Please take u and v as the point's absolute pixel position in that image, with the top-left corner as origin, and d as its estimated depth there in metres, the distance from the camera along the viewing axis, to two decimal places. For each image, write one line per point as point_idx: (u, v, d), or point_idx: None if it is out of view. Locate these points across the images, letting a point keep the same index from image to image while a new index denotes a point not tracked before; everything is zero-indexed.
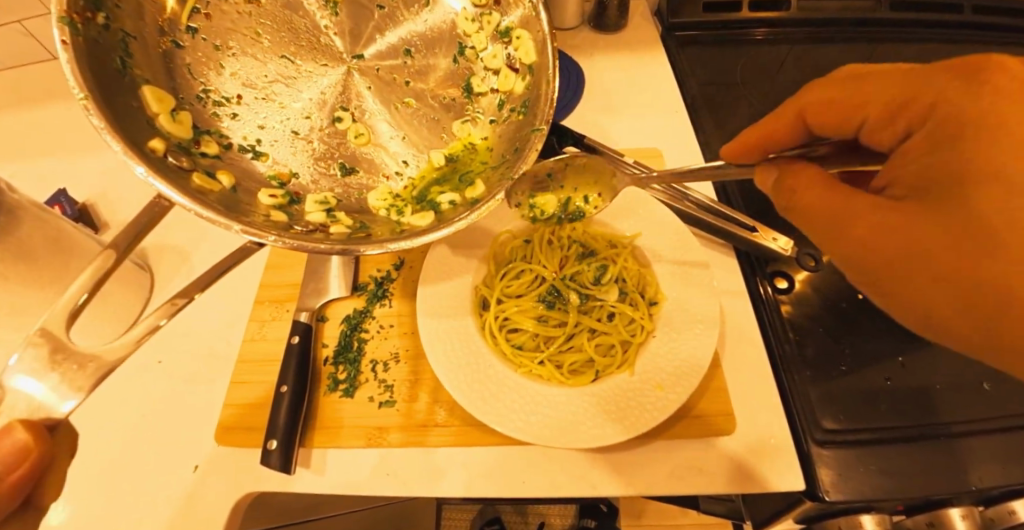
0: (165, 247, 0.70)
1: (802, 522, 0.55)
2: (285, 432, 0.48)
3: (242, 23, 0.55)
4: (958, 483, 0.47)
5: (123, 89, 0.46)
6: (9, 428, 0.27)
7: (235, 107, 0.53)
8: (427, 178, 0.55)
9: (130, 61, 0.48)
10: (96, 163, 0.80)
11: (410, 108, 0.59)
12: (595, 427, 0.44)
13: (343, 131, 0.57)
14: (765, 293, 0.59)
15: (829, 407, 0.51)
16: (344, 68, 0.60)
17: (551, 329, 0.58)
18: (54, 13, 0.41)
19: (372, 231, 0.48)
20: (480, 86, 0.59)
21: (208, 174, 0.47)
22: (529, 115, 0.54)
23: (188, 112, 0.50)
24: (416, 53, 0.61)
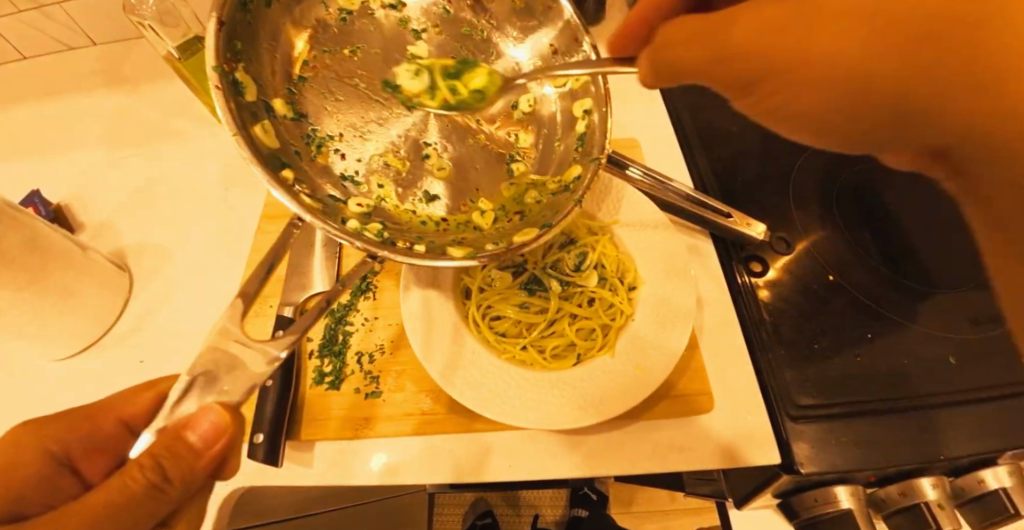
0: (146, 247, 0.70)
1: (780, 495, 0.58)
2: (272, 426, 0.48)
3: (345, 68, 0.55)
4: (928, 454, 0.49)
5: (255, 131, 0.47)
6: (205, 411, 0.30)
7: (339, 146, 0.53)
8: (498, 206, 0.54)
9: (261, 102, 0.49)
10: (68, 164, 0.78)
11: (480, 143, 0.57)
12: (576, 408, 0.45)
13: (427, 165, 0.55)
14: (742, 280, 0.61)
15: (805, 385, 0.53)
16: (422, 108, 0.56)
17: (532, 315, 0.58)
18: (210, 65, 0.45)
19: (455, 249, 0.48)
20: (540, 124, 0.59)
21: (331, 202, 0.49)
22: (586, 150, 0.53)
23: (298, 146, 0.51)
24: (490, 92, 0.58)
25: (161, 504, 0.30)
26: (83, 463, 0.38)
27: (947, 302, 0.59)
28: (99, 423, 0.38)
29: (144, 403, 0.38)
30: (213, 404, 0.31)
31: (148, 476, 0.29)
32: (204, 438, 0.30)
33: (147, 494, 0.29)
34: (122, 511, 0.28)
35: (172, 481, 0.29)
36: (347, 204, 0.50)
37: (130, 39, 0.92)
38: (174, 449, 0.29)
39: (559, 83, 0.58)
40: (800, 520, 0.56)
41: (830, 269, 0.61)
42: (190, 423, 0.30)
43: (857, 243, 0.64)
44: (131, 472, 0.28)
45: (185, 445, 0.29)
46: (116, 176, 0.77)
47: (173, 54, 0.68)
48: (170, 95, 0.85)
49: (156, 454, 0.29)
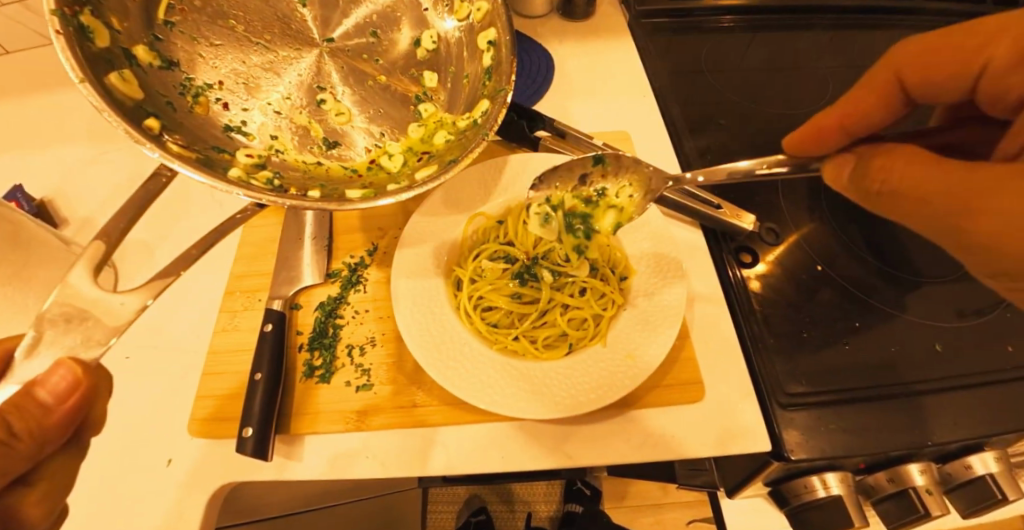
0: (129, 242, 0.68)
1: (772, 484, 0.58)
2: (261, 420, 0.47)
3: (217, 15, 0.56)
4: (915, 438, 0.50)
5: (112, 80, 0.45)
6: (56, 365, 0.29)
7: (221, 96, 0.54)
8: (404, 145, 0.56)
9: (116, 49, 0.48)
10: (51, 159, 0.77)
11: (380, 84, 0.60)
12: (569, 396, 0.46)
13: (325, 110, 0.57)
14: (733, 272, 0.61)
15: (794, 373, 0.54)
16: (317, 51, 0.60)
17: (523, 306, 0.59)
18: (47, 6, 0.43)
19: (346, 190, 0.49)
20: (443, 61, 0.62)
21: (216, 152, 0.49)
22: (494, 82, 0.56)
23: (171, 99, 0.50)
24: (382, 32, 0.62)
25: (12, 461, 0.28)
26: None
27: (931, 290, 0.60)
28: None
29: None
30: (66, 361, 0.30)
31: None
32: (57, 393, 0.29)
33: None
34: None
35: (20, 437, 0.28)
36: (230, 152, 0.50)
37: None
38: (21, 405, 0.28)
39: (461, 15, 0.62)
40: (790, 507, 0.56)
41: (818, 259, 0.62)
42: (38, 380, 0.29)
43: (844, 234, 0.64)
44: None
45: (35, 401, 0.28)
46: (100, 170, 0.75)
47: None
48: None
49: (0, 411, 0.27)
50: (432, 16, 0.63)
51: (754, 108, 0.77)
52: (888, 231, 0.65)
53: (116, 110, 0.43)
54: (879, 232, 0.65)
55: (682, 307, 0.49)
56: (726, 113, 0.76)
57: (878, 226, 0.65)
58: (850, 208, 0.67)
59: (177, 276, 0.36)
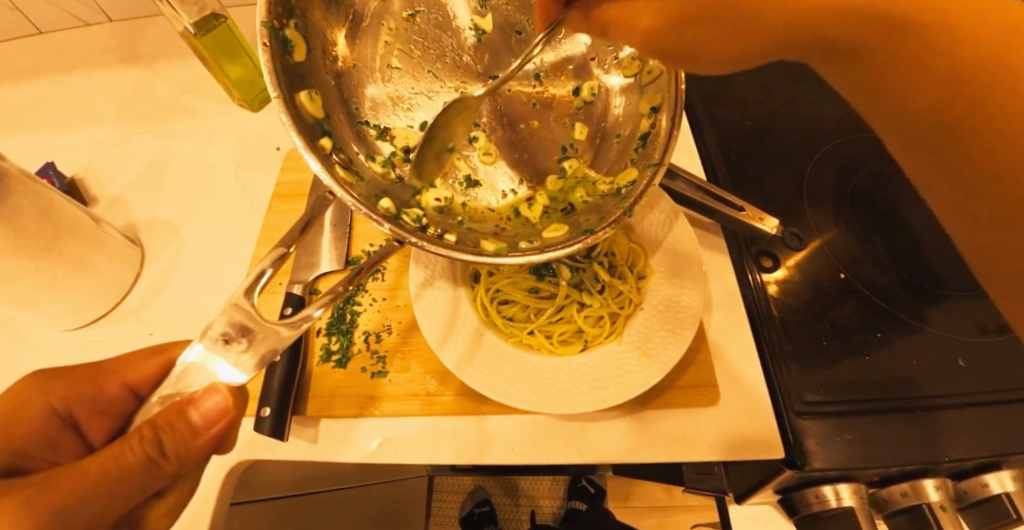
0: (157, 222, 0.70)
1: (781, 491, 0.58)
2: (278, 400, 0.49)
3: (397, 38, 0.53)
4: (933, 454, 0.49)
5: (301, 96, 0.43)
6: (214, 389, 0.29)
7: (380, 122, 0.51)
8: (544, 198, 0.50)
9: (309, 62, 0.45)
10: (81, 138, 0.79)
11: (533, 130, 0.55)
12: (583, 394, 0.46)
13: (473, 149, 0.54)
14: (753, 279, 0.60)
15: (812, 381, 0.53)
16: (479, 84, 0.54)
17: (540, 301, 0.58)
18: (259, 17, 0.40)
19: (483, 239, 0.45)
20: (608, 116, 0.53)
21: (372, 174, 0.47)
22: (646, 151, 0.46)
23: (345, 116, 0.48)
24: (546, 77, 0.56)
25: (156, 478, 0.29)
26: (85, 426, 0.38)
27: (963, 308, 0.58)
28: (102, 386, 0.38)
29: (151, 368, 0.38)
30: (220, 386, 0.29)
31: (146, 450, 0.28)
32: (206, 418, 0.28)
33: (143, 467, 0.28)
34: (115, 485, 0.28)
35: (168, 458, 0.29)
36: (387, 180, 0.47)
37: (144, 17, 0.91)
38: (173, 424, 0.28)
39: (629, 73, 0.52)
40: (800, 515, 0.56)
41: (840, 266, 0.61)
42: (195, 400, 0.29)
43: (870, 241, 0.62)
44: (132, 441, 0.28)
45: (188, 423, 0.28)
46: (129, 151, 0.77)
47: (189, 31, 0.68)
48: (182, 73, 0.85)
49: (157, 427, 0.28)
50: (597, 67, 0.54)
51: (782, 109, 0.75)
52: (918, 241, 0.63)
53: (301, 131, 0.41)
54: (908, 240, 0.63)
55: (701, 309, 0.48)
56: (753, 114, 0.75)
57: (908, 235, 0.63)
58: (878, 215, 0.65)
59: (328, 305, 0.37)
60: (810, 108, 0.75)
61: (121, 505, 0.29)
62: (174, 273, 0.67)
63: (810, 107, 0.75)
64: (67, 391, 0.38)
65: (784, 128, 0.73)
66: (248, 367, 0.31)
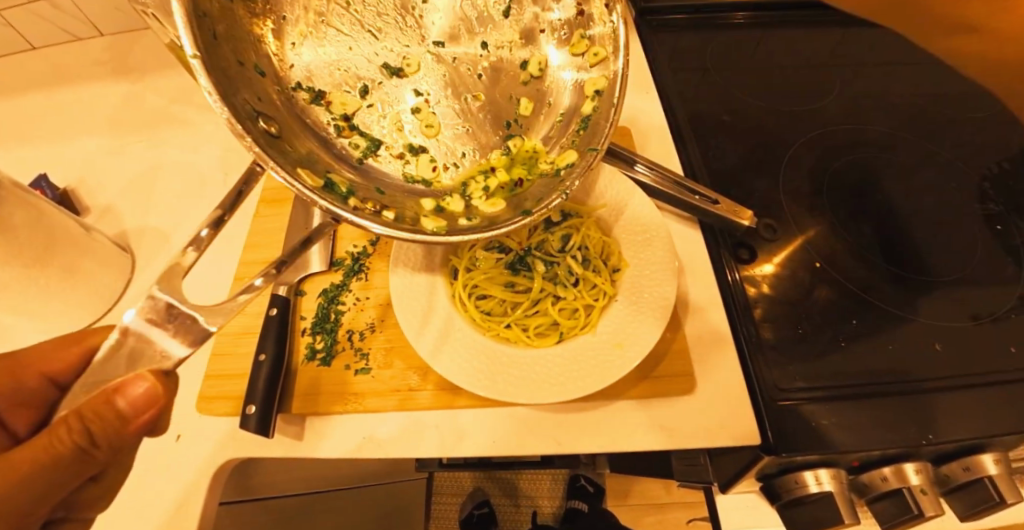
0: (147, 230, 0.72)
1: (762, 479, 0.58)
2: (264, 398, 0.50)
3: None
4: (907, 437, 0.49)
5: (222, 60, 0.43)
6: (141, 377, 0.29)
7: (312, 84, 0.51)
8: (493, 172, 0.53)
9: (230, 25, 0.45)
10: (73, 150, 0.81)
11: (476, 103, 0.55)
12: (557, 384, 0.47)
13: (414, 121, 0.54)
14: (732, 276, 0.61)
15: (787, 368, 0.54)
16: (423, 52, 0.55)
17: (517, 295, 0.59)
18: None
19: (422, 218, 0.48)
20: (548, 88, 0.56)
21: (308, 150, 0.48)
22: (588, 135, 0.49)
23: (278, 86, 0.49)
24: (492, 46, 0.56)
25: (90, 464, 0.31)
26: (7, 418, 0.38)
27: (942, 294, 0.59)
28: (22, 377, 0.38)
29: (69, 359, 0.37)
30: (148, 372, 0.29)
31: (74, 440, 0.29)
32: (134, 406, 0.29)
33: (73, 456, 0.30)
34: (56, 468, 0.30)
35: (98, 446, 0.30)
36: (321, 152, 0.49)
37: (137, 30, 0.94)
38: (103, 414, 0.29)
39: (576, 52, 0.54)
40: (781, 502, 0.56)
41: (817, 257, 0.61)
42: (121, 388, 0.29)
43: (847, 233, 0.63)
44: (59, 432, 0.29)
45: (115, 411, 0.29)
46: (120, 161, 0.79)
47: (176, 43, 0.69)
48: (172, 85, 0.87)
49: (84, 418, 0.29)
50: (545, 40, 0.55)
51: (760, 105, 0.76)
52: (894, 229, 0.64)
53: (228, 99, 0.41)
54: (884, 229, 0.64)
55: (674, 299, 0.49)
56: (730, 109, 0.76)
57: (883, 223, 0.64)
58: (854, 204, 0.66)
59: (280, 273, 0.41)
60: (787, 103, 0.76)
61: (63, 482, 0.31)
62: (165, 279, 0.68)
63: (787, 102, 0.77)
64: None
65: (759, 124, 0.74)
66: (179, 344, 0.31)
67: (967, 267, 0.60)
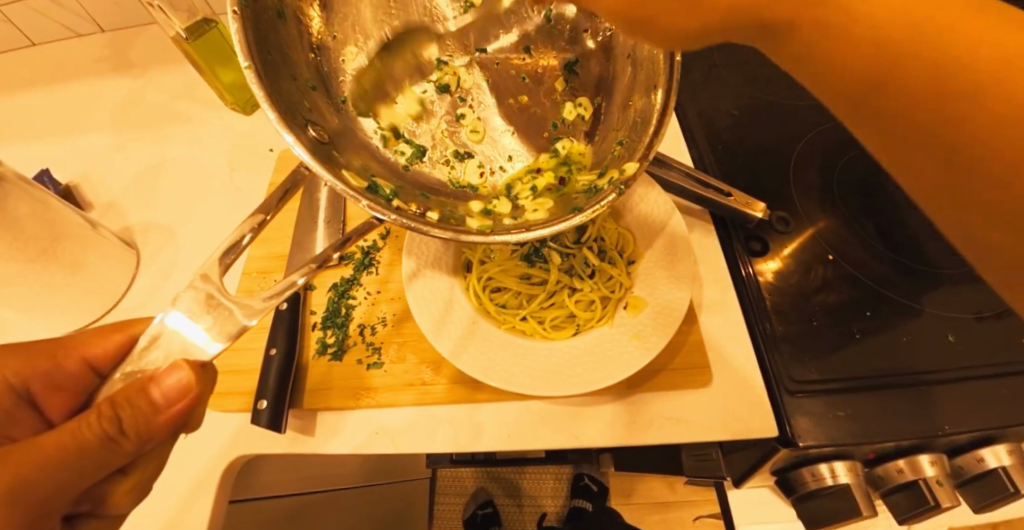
0: (152, 226, 0.71)
1: (776, 472, 0.58)
2: (275, 393, 0.49)
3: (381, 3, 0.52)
4: (926, 428, 0.49)
5: (274, 65, 0.42)
6: (175, 366, 0.29)
7: (361, 97, 0.52)
8: (539, 174, 0.52)
9: (284, 30, 0.45)
10: (76, 146, 0.80)
11: (522, 105, 0.56)
12: (575, 375, 0.46)
13: (461, 125, 0.56)
14: (746, 271, 0.61)
15: (804, 360, 0.53)
16: (468, 60, 0.57)
17: (532, 287, 0.59)
18: None
19: (465, 220, 0.46)
20: (597, 86, 0.53)
21: (352, 152, 0.47)
22: (629, 141, 0.46)
23: (326, 91, 0.49)
24: (535, 50, 0.56)
25: (117, 456, 0.29)
26: (43, 401, 0.38)
27: (956, 286, 0.58)
28: (60, 362, 0.38)
29: (110, 346, 0.36)
30: (182, 362, 0.29)
31: (104, 428, 0.29)
32: (167, 396, 0.28)
33: (102, 445, 0.29)
34: (75, 459, 0.28)
35: (128, 436, 0.29)
36: (369, 159, 0.49)
37: (137, 26, 0.93)
38: (134, 403, 0.29)
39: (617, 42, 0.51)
40: (797, 495, 0.56)
41: (829, 249, 0.61)
42: (156, 377, 0.29)
43: (858, 227, 0.63)
44: (90, 418, 0.28)
45: (146, 400, 0.28)
46: (124, 157, 0.78)
47: (182, 36, 0.69)
48: (175, 81, 0.86)
49: (116, 404, 0.29)
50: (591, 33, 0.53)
51: (767, 100, 0.76)
52: (907, 223, 0.63)
53: (276, 102, 0.40)
54: (896, 222, 0.64)
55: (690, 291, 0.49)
56: (738, 103, 0.76)
57: (894, 216, 0.64)
58: (864, 198, 0.66)
59: (325, 262, 0.41)
60: (795, 98, 0.76)
61: (78, 480, 0.29)
62: (171, 274, 0.67)
63: (795, 97, 0.76)
64: (42, 362, 0.38)
65: (768, 119, 0.74)
66: (218, 337, 0.31)
67: None
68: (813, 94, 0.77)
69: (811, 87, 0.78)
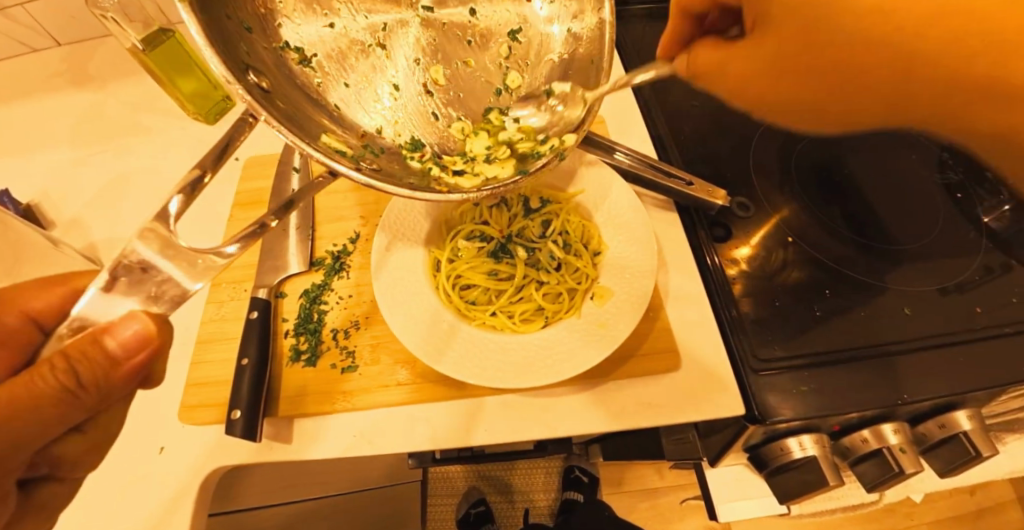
0: (115, 240, 0.70)
1: (749, 450, 0.60)
2: (248, 403, 0.49)
3: None
4: (887, 398, 0.51)
5: (208, 3, 0.41)
6: (130, 318, 0.30)
7: (301, 45, 0.50)
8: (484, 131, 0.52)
9: None
10: (34, 163, 0.78)
11: (467, 69, 0.56)
12: (542, 366, 0.47)
13: (407, 86, 0.54)
14: (713, 262, 0.62)
15: (767, 340, 0.55)
16: (412, 14, 0.56)
17: (500, 283, 0.60)
18: None
19: (416, 179, 0.47)
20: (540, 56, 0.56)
21: (299, 103, 0.47)
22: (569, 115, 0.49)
23: (265, 35, 0.47)
24: (483, 14, 0.58)
25: (76, 406, 0.30)
26: None
27: (913, 261, 0.61)
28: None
29: (53, 299, 0.38)
30: (138, 314, 0.30)
31: (62, 379, 0.29)
32: (125, 346, 0.30)
33: (61, 394, 0.30)
34: (28, 410, 0.29)
35: (87, 386, 0.30)
36: (313, 109, 0.48)
37: (95, 39, 0.91)
38: (89, 353, 0.29)
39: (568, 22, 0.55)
40: (769, 470, 0.58)
41: (790, 231, 0.63)
42: (111, 328, 0.30)
43: (815, 207, 0.65)
44: (44, 369, 0.29)
45: (101, 351, 0.29)
46: (85, 172, 0.76)
47: (138, 48, 0.68)
48: (137, 92, 0.85)
49: (71, 357, 0.29)
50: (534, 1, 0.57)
51: None
52: (865, 202, 0.66)
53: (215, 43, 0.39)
54: (855, 202, 0.66)
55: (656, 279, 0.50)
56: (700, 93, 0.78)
57: (854, 196, 0.66)
58: (824, 181, 0.68)
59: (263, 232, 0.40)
60: None
61: (42, 427, 0.30)
62: None
63: None
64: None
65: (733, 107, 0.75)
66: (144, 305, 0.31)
67: (933, 235, 0.63)
68: None
69: None
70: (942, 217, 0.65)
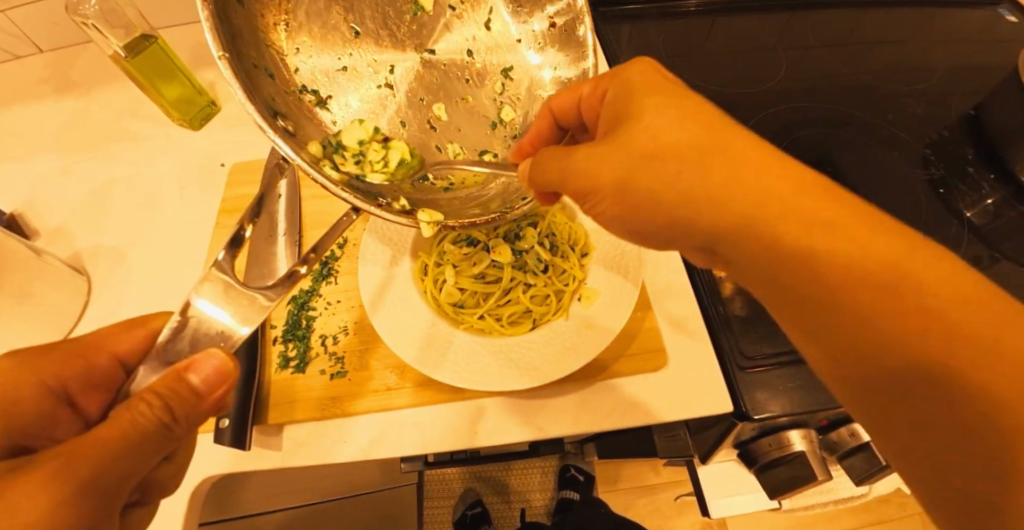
0: (102, 249, 0.69)
1: (738, 445, 0.60)
2: (237, 412, 0.49)
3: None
4: None
5: (236, 48, 0.38)
6: (208, 354, 0.31)
7: (315, 84, 0.46)
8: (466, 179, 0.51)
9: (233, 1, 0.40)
10: (18, 173, 0.77)
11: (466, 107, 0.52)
12: (529, 367, 0.48)
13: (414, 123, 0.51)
14: None
15: (753, 337, 0.56)
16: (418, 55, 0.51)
17: (487, 286, 0.60)
18: None
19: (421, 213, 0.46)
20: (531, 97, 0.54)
21: (324, 145, 0.44)
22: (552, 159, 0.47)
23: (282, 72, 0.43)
24: (479, 53, 0.53)
25: (168, 443, 0.30)
26: (81, 400, 0.39)
27: None
28: (93, 362, 0.39)
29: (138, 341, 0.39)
30: (215, 351, 0.31)
31: (155, 418, 0.29)
32: (206, 382, 0.31)
33: (156, 433, 0.29)
34: (136, 447, 0.29)
35: (177, 421, 0.30)
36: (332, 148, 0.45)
37: (77, 45, 0.90)
38: (175, 389, 0.30)
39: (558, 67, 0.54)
40: (758, 465, 0.59)
41: None
42: (191, 365, 0.31)
43: None
44: (137, 409, 0.29)
45: (188, 387, 0.30)
46: (70, 181, 0.76)
47: (121, 55, 0.68)
48: (121, 99, 0.84)
49: (161, 395, 0.29)
50: (525, 44, 0.54)
51: (715, 88, 0.78)
52: None
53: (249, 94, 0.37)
54: None
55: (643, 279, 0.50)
56: None
57: None
58: None
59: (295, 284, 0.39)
60: (743, 85, 0.79)
61: (136, 468, 0.29)
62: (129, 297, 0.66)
63: (742, 84, 0.79)
64: (44, 363, 0.38)
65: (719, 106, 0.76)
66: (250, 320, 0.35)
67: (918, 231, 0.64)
68: (759, 80, 0.79)
69: (758, 74, 0.80)
70: (926, 211, 0.66)
